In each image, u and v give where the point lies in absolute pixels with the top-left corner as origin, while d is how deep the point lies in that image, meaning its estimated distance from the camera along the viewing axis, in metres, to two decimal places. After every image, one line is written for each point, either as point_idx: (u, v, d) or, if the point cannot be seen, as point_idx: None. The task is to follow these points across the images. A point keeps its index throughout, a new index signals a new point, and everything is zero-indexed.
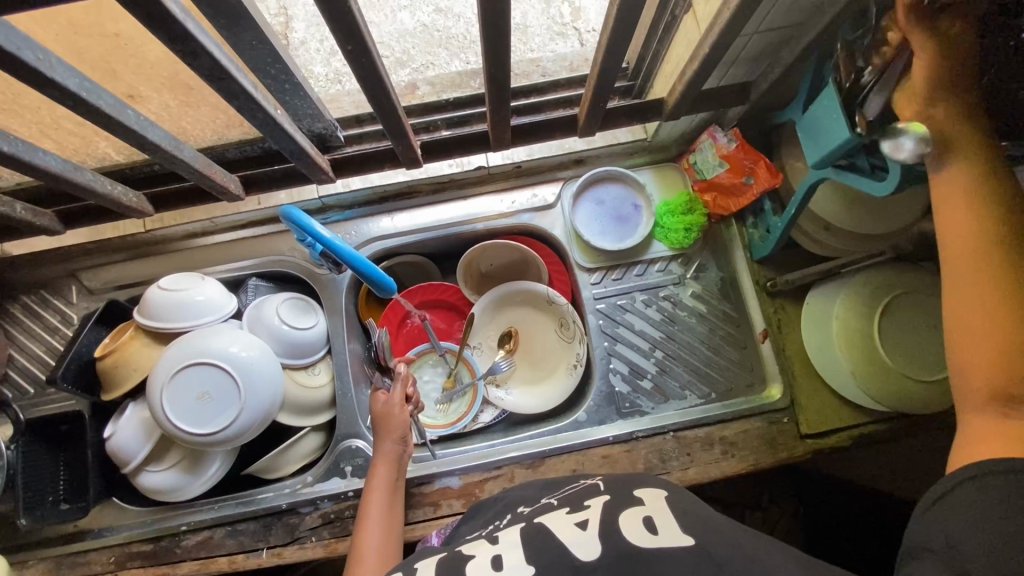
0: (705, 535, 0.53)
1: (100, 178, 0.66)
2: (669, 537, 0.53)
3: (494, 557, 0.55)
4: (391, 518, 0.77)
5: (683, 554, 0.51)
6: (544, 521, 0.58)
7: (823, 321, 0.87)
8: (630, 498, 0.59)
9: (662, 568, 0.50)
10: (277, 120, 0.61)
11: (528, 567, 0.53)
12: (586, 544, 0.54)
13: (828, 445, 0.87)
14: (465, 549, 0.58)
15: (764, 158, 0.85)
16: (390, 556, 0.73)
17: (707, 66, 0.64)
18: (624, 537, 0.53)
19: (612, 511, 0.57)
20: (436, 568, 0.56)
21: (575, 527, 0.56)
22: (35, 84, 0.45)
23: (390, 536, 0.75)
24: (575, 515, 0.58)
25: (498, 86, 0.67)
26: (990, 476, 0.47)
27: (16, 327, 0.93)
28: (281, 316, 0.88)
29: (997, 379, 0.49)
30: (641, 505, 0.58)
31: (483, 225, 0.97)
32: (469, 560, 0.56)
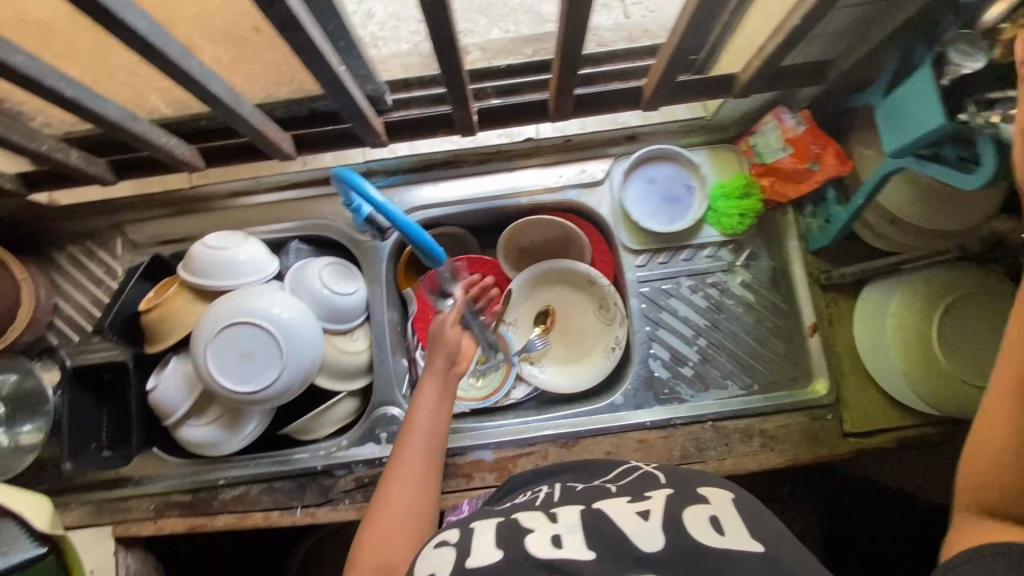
0: (766, 536, 0.52)
1: (155, 129, 0.66)
2: (737, 539, 0.51)
3: (554, 536, 0.54)
4: (435, 433, 0.75)
5: (751, 560, 0.49)
6: (602, 508, 0.57)
7: (878, 317, 0.84)
8: (692, 497, 0.57)
9: (729, 568, 0.48)
10: (339, 78, 0.59)
11: (589, 551, 0.52)
12: (648, 535, 0.52)
13: (872, 445, 0.85)
14: (524, 520, 0.57)
15: (834, 144, 0.81)
16: (427, 473, 0.72)
17: (791, 41, 0.60)
18: (688, 536, 0.51)
19: (672, 506, 0.56)
20: (493, 535, 0.55)
21: (638, 518, 0.54)
22: (107, 24, 0.44)
23: (431, 455, 0.74)
24: (638, 504, 0.57)
25: (568, 53, 0.64)
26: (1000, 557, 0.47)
27: (63, 276, 0.94)
28: (323, 280, 0.87)
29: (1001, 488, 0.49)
30: (705, 503, 0.56)
31: (528, 200, 0.95)
32: (529, 535, 0.54)
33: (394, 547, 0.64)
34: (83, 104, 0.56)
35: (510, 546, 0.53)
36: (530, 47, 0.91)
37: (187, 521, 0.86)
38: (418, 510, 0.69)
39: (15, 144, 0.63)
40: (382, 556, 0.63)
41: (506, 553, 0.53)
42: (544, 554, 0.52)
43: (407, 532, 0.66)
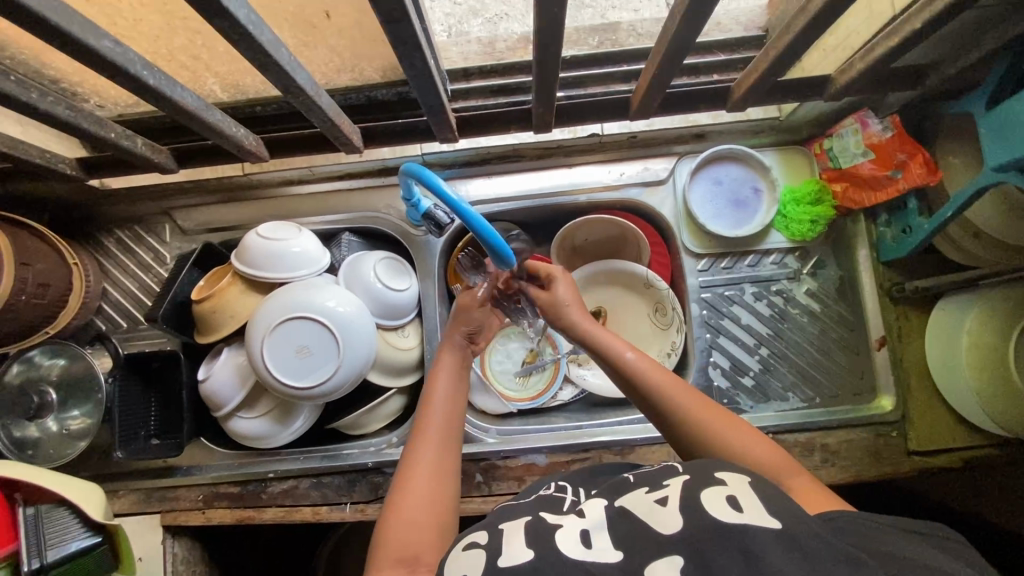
0: (789, 517, 0.45)
1: (226, 119, 0.64)
2: (755, 515, 0.45)
3: (581, 533, 0.52)
4: (456, 405, 0.69)
5: (769, 535, 0.43)
6: (625, 502, 0.54)
7: (953, 333, 0.80)
8: (711, 479, 0.52)
9: (744, 545, 0.43)
10: (432, 71, 0.56)
11: (617, 553, 0.48)
12: (664, 517, 0.48)
13: (938, 465, 0.82)
14: (549, 519, 0.55)
15: (922, 151, 0.76)
16: (453, 448, 0.65)
17: (906, 45, 0.57)
18: (706, 512, 0.47)
19: (691, 489, 0.51)
20: (523, 534, 0.53)
21: (654, 504, 0.51)
22: (206, 13, 0.41)
23: (454, 429, 0.66)
24: (654, 492, 0.53)
25: (671, 51, 0.60)
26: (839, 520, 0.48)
27: (112, 261, 0.93)
28: (378, 276, 0.85)
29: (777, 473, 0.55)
30: (722, 485, 0.50)
31: (586, 198, 0.92)
32: (555, 531, 0.53)
33: (420, 534, 0.56)
34: (164, 93, 0.53)
35: (541, 546, 0.50)
36: (596, 38, 0.87)
37: (236, 513, 0.86)
38: (446, 491, 0.60)
39: (84, 131, 0.61)
40: (404, 549, 0.55)
41: (537, 553, 0.50)
42: (575, 556, 0.49)
43: (437, 517, 0.58)
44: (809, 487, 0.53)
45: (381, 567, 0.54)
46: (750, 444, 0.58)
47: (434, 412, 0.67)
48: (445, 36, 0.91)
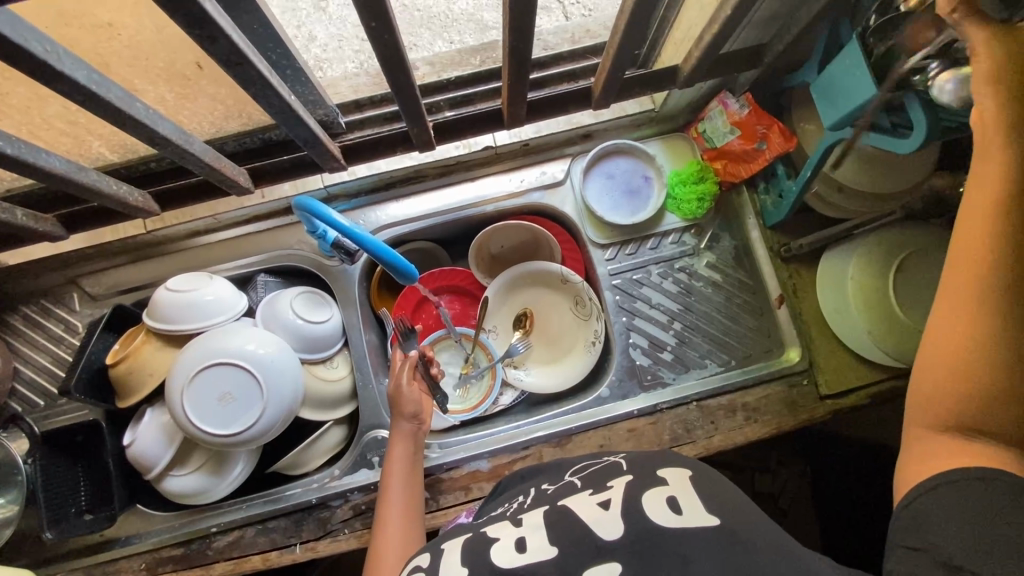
0: (724, 510, 0.52)
1: (104, 177, 0.64)
2: (693, 516, 0.52)
3: (517, 540, 0.56)
4: (411, 488, 0.77)
5: (705, 534, 0.50)
6: (566, 504, 0.58)
7: (839, 281, 0.87)
8: (654, 478, 0.57)
9: (681, 549, 0.49)
10: (292, 107, 0.59)
11: (552, 549, 0.53)
12: (607, 523, 0.53)
13: (847, 405, 0.88)
14: (489, 531, 0.58)
15: (778, 122, 0.84)
16: (413, 529, 0.73)
17: (726, 31, 0.64)
18: (648, 518, 0.52)
19: (633, 491, 0.56)
20: (460, 551, 0.57)
21: (598, 508, 0.55)
22: (42, 78, 0.43)
23: (412, 508, 0.75)
24: (598, 495, 0.57)
25: (519, 60, 0.65)
26: (959, 482, 0.46)
27: (20, 338, 0.90)
28: (295, 311, 0.86)
29: (959, 415, 0.48)
30: (665, 484, 0.56)
31: (493, 207, 0.96)
32: (493, 545, 0.56)
33: None
34: (27, 160, 0.54)
35: (475, 562, 0.54)
36: (478, 57, 0.93)
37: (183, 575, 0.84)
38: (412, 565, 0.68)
39: None
40: None
41: (471, 569, 0.54)
42: (505, 564, 0.53)
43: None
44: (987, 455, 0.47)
45: None
46: (986, 369, 0.46)
47: (393, 500, 0.75)
48: (356, 70, 0.95)
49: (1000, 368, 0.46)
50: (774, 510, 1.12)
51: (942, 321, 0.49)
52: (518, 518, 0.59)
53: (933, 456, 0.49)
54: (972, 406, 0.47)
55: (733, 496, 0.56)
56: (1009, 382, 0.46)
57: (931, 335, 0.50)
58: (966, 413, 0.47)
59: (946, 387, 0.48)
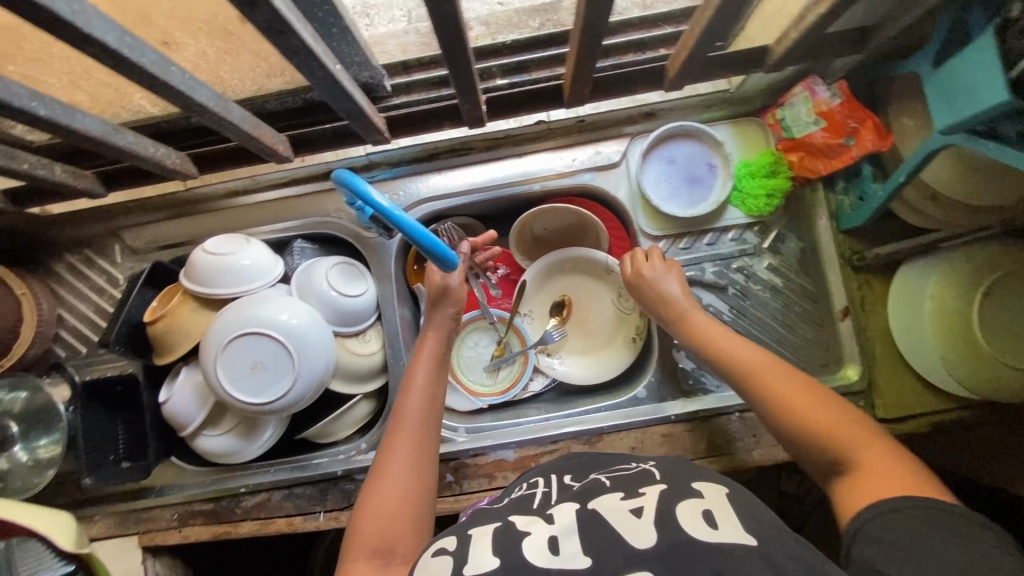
0: (761, 530, 0.49)
1: (141, 139, 0.61)
2: (730, 532, 0.49)
3: (550, 539, 0.52)
4: (433, 392, 0.71)
5: (744, 554, 0.46)
6: (596, 506, 0.55)
7: (914, 299, 0.79)
8: (687, 492, 0.55)
9: (722, 564, 0.46)
10: (336, 77, 0.54)
11: (585, 558, 0.49)
12: (641, 531, 0.50)
13: (905, 432, 0.82)
14: (520, 524, 0.56)
15: (872, 117, 0.75)
16: (428, 440, 0.68)
17: (837, 10, 0.55)
18: (683, 529, 0.49)
19: (667, 499, 0.53)
20: (492, 542, 0.54)
21: (629, 514, 0.52)
22: (69, 40, 0.39)
23: (428, 416, 0.69)
24: (630, 500, 0.55)
25: (590, 35, 0.58)
26: (884, 514, 0.51)
27: (64, 286, 0.92)
28: (330, 282, 0.84)
29: (833, 451, 0.58)
30: (700, 498, 0.53)
31: (540, 186, 0.90)
32: (525, 538, 0.53)
33: (395, 528, 0.60)
34: (60, 122, 0.51)
35: (508, 552, 0.52)
36: (537, 19, 0.85)
37: (212, 529, 0.86)
38: (419, 480, 0.64)
39: None
40: (379, 543, 0.58)
41: (504, 561, 0.51)
42: (543, 564, 0.50)
43: (409, 508, 0.62)
44: (883, 464, 0.55)
45: (357, 559, 0.57)
46: (829, 418, 0.59)
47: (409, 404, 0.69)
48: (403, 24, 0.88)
49: (829, 403, 0.61)
50: (797, 510, 1.10)
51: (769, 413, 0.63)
52: (550, 515, 0.56)
53: (857, 485, 0.55)
54: (848, 440, 0.58)
55: (772, 519, 0.51)
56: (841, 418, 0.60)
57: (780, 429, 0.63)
58: (841, 453, 0.58)
59: (828, 430, 0.59)
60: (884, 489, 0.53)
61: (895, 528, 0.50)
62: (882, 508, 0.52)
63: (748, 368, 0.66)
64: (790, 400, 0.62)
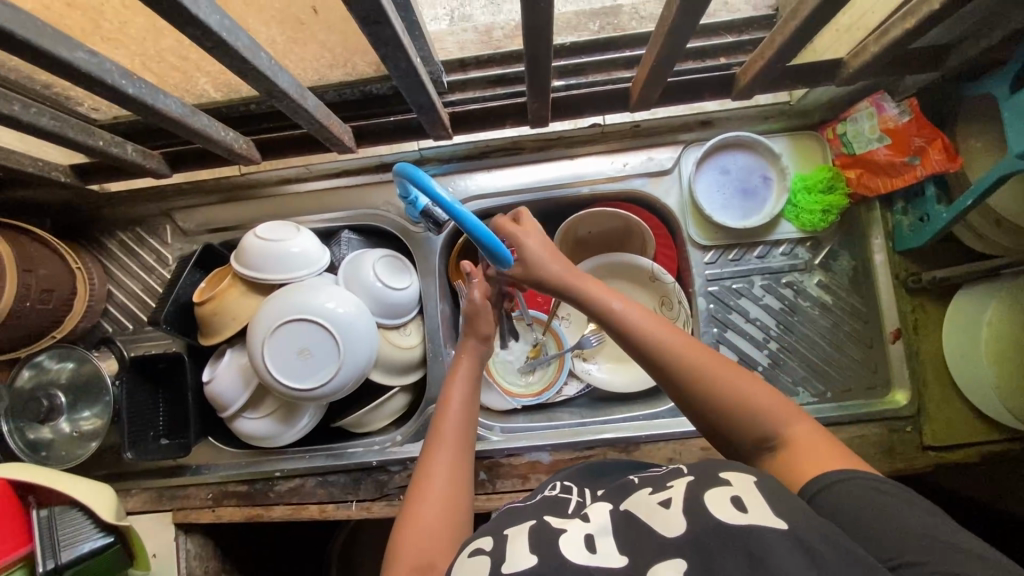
0: (798, 516, 0.42)
1: (214, 123, 0.62)
2: (761, 514, 0.43)
3: (587, 537, 0.48)
4: (472, 409, 0.68)
5: (774, 535, 0.40)
6: (629, 507, 0.51)
7: (972, 327, 0.77)
8: (716, 480, 0.48)
9: (750, 553, 0.40)
10: (417, 71, 0.55)
11: (621, 558, 0.45)
12: (666, 520, 0.46)
13: (953, 460, 0.80)
14: (554, 522, 0.52)
15: (941, 136, 0.73)
16: (465, 463, 0.63)
17: (926, 25, 0.53)
18: (710, 514, 0.44)
19: (695, 489, 0.48)
20: (527, 540, 0.50)
21: (658, 507, 0.48)
22: (175, 21, 0.40)
23: (466, 438, 0.66)
24: (658, 495, 0.50)
25: (669, 43, 0.57)
26: (829, 486, 0.46)
27: (115, 263, 0.94)
28: (377, 274, 0.84)
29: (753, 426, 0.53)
30: (727, 485, 0.47)
31: (589, 189, 0.89)
32: (561, 534, 0.49)
33: (436, 544, 0.55)
34: (146, 102, 0.51)
35: (545, 552, 0.47)
36: (597, 22, 0.85)
37: (245, 511, 0.87)
38: (457, 499, 0.60)
39: (73, 141, 0.60)
40: (420, 558, 0.53)
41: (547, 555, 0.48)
42: (579, 561, 0.46)
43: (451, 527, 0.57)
44: (814, 437, 0.51)
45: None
46: (755, 397, 0.53)
47: (451, 416, 0.66)
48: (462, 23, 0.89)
49: (731, 368, 0.56)
50: None
51: (687, 390, 0.56)
52: (585, 514, 0.53)
53: (788, 460, 0.50)
54: (777, 414, 0.52)
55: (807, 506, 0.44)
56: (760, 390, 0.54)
57: (698, 410, 0.56)
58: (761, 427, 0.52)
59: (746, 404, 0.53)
60: (819, 463, 0.48)
61: (858, 501, 0.44)
62: (833, 478, 0.46)
63: (665, 344, 0.58)
64: (710, 374, 0.56)
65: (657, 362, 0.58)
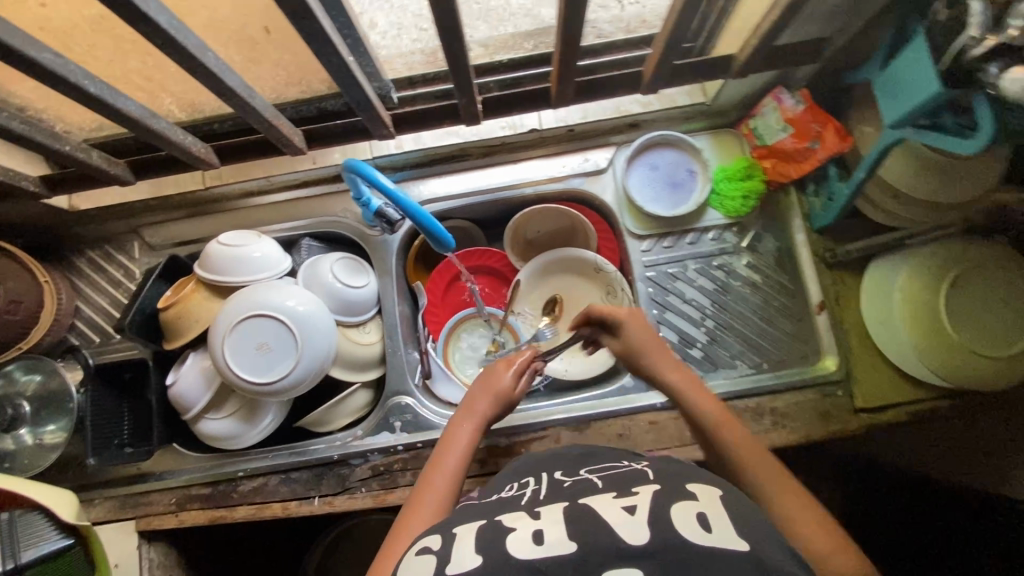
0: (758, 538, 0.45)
1: (173, 126, 0.68)
2: (726, 538, 0.44)
3: (534, 532, 0.48)
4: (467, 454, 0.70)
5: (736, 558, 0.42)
6: (589, 502, 0.51)
7: (886, 291, 0.84)
8: (683, 492, 0.50)
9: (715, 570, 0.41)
10: (348, 67, 0.66)
11: (571, 545, 0.46)
12: (634, 527, 0.45)
13: (882, 421, 0.85)
14: (504, 520, 0.51)
15: (833, 121, 0.82)
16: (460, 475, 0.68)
17: (786, 17, 0.63)
18: (677, 530, 0.45)
19: (663, 499, 0.49)
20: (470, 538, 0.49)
21: (623, 511, 0.48)
22: (129, 18, 0.47)
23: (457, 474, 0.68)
24: (623, 498, 0.50)
25: (569, 39, 0.66)
26: None
27: (82, 280, 0.97)
28: (335, 274, 0.89)
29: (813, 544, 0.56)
30: (693, 499, 0.48)
31: (533, 189, 0.97)
32: (508, 535, 0.48)
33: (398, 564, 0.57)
34: (107, 100, 0.58)
35: (489, 551, 0.47)
36: (531, 42, 0.87)
37: (208, 513, 0.88)
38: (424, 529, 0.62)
39: (41, 146, 0.65)
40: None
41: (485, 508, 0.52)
42: (519, 557, 0.45)
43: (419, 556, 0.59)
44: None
45: None
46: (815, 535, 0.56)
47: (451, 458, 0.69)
48: None
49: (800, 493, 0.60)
50: None
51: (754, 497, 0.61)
52: (534, 510, 0.52)
53: None
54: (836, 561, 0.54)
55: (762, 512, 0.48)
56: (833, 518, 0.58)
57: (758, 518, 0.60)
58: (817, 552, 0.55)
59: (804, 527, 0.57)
60: None
61: None
62: None
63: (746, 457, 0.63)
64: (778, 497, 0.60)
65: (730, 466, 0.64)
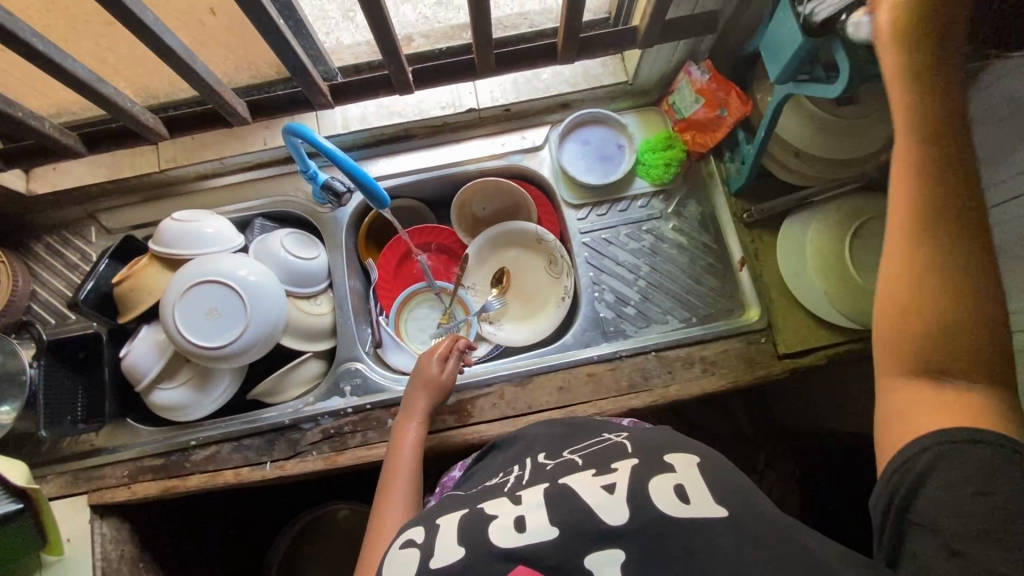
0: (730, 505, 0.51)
1: (121, 94, 0.74)
2: (700, 506, 0.51)
3: (516, 518, 0.55)
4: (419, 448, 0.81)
5: (712, 527, 0.49)
6: (568, 484, 0.57)
7: (799, 246, 0.91)
8: (661, 465, 0.56)
9: (689, 541, 0.48)
10: (279, 28, 0.71)
11: (551, 530, 0.52)
12: (611, 508, 0.52)
13: (804, 364, 0.89)
14: (487, 509, 0.58)
15: (735, 88, 0.91)
16: (417, 475, 0.78)
17: None
18: (652, 505, 0.51)
19: (639, 475, 0.55)
20: (457, 532, 0.56)
21: (602, 492, 0.54)
22: None
23: (416, 468, 0.78)
24: (602, 478, 0.56)
25: (481, 10, 0.74)
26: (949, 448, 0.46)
27: (39, 264, 1.00)
28: (285, 247, 0.94)
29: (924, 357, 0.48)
30: (671, 472, 0.55)
31: (475, 166, 1.04)
32: (492, 523, 0.55)
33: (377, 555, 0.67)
34: (54, 59, 0.63)
35: (473, 543, 0.54)
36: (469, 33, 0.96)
37: (160, 483, 0.89)
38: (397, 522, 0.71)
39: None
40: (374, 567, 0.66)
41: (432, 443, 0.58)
42: (509, 545, 0.52)
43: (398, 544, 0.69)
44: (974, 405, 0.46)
45: None
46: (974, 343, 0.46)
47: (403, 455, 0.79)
48: None
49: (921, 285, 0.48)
50: None
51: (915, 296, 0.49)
52: (518, 497, 0.58)
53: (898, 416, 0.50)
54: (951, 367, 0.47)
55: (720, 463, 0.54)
56: (983, 332, 0.47)
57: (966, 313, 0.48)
58: (933, 361, 0.48)
59: (927, 334, 0.48)
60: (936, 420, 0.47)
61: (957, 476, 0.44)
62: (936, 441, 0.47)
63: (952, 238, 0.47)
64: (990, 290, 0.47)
65: (940, 252, 0.47)
